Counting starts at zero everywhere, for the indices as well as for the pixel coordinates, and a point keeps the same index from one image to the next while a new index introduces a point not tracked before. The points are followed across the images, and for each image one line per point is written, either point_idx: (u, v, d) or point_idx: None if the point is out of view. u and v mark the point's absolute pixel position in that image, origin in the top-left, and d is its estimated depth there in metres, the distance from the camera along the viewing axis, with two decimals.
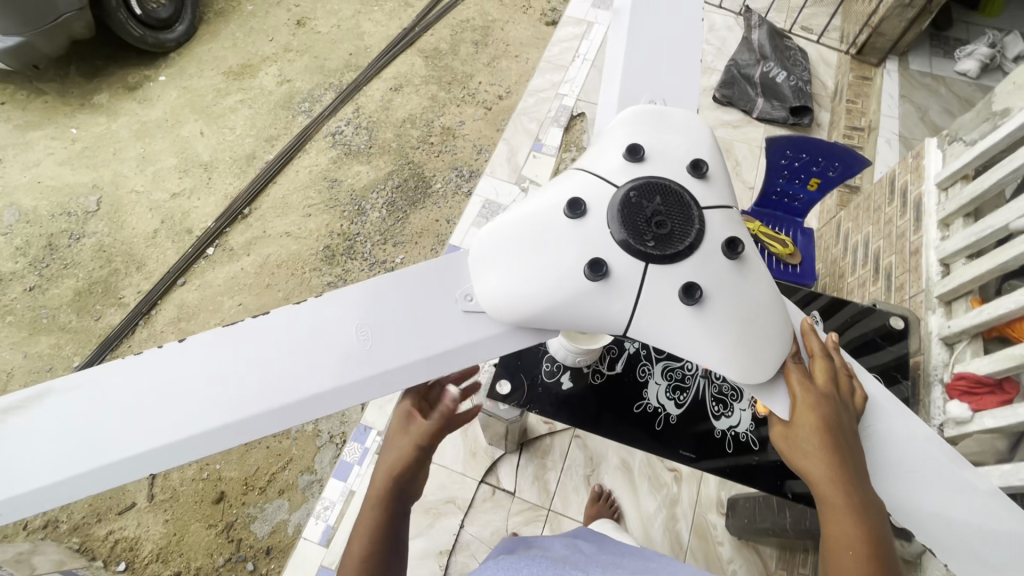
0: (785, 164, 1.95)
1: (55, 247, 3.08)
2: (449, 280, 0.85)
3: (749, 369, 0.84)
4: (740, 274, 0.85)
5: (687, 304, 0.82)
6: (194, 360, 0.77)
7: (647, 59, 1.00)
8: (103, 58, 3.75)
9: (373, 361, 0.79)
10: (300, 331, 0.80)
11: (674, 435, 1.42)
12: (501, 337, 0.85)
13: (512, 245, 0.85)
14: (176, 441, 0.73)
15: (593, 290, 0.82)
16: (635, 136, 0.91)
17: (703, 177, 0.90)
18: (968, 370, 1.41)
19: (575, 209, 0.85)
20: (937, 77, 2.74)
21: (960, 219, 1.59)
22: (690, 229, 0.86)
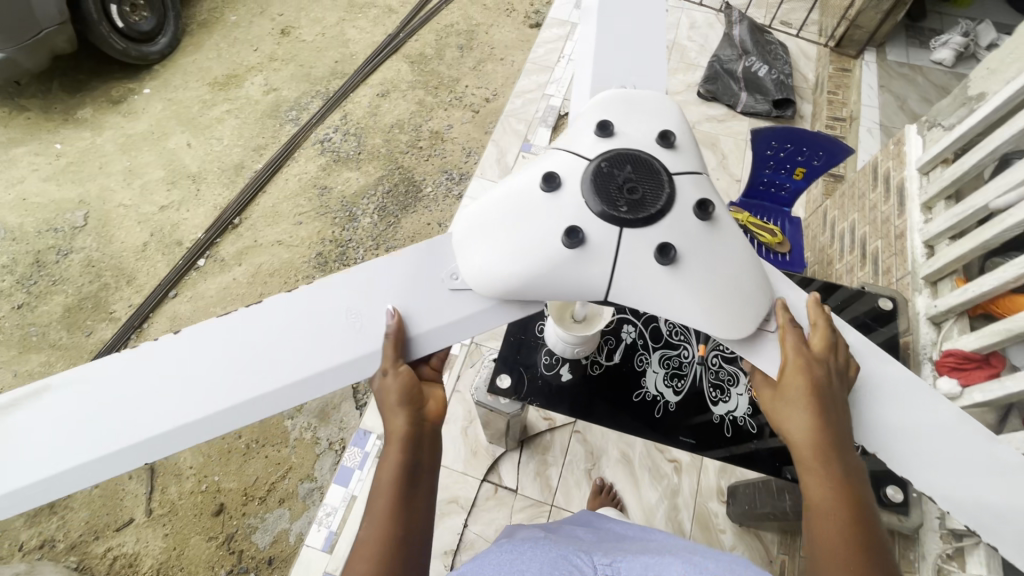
0: (770, 154, 1.99)
1: (43, 263, 3.04)
2: (431, 261, 0.87)
3: (729, 325, 0.84)
4: (712, 234, 0.86)
5: (662, 264, 0.82)
6: (189, 350, 0.77)
7: (617, 41, 1.00)
8: (86, 73, 3.72)
9: (362, 339, 0.81)
10: (293, 315, 0.81)
11: (674, 422, 1.43)
12: (486, 313, 0.86)
13: (490, 223, 0.86)
14: (177, 426, 0.74)
15: (570, 257, 0.82)
16: (606, 112, 0.92)
17: (672, 146, 0.91)
18: (956, 346, 1.45)
19: (550, 182, 0.85)
20: (914, 67, 2.80)
21: (941, 201, 1.63)
22: (662, 194, 0.86)
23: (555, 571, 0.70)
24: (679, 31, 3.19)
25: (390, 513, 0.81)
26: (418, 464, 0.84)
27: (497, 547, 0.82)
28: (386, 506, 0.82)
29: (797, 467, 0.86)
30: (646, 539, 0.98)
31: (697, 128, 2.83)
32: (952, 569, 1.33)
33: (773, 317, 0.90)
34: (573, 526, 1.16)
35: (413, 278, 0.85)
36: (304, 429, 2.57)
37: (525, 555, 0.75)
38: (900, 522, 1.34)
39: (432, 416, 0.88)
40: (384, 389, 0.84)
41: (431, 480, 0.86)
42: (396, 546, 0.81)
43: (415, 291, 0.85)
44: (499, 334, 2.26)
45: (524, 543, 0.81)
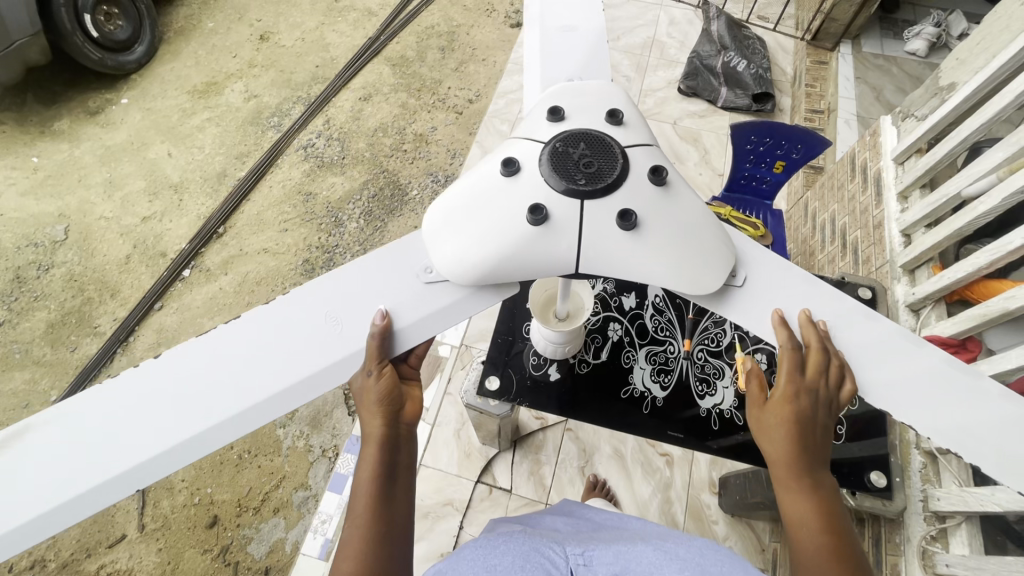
0: (750, 148, 2.01)
1: (23, 279, 3.00)
2: (402, 256, 0.87)
3: (695, 279, 0.84)
4: (670, 199, 0.87)
5: (625, 228, 0.83)
6: (172, 374, 0.77)
7: (565, 31, 1.00)
8: (62, 84, 3.67)
9: (342, 338, 0.82)
10: (270, 326, 0.81)
11: (662, 417, 1.45)
12: (463, 302, 0.86)
13: (453, 212, 0.86)
14: (171, 446, 0.74)
15: (536, 234, 0.83)
16: (556, 100, 0.93)
17: (621, 123, 0.91)
18: (934, 332, 1.47)
19: (509, 166, 0.86)
20: (889, 58, 2.85)
21: (916, 190, 1.67)
22: (617, 165, 0.86)
23: (527, 564, 0.70)
24: (658, 28, 3.21)
25: (367, 516, 0.86)
26: (395, 463, 0.89)
27: (470, 542, 0.81)
28: (365, 506, 0.86)
29: (773, 483, 0.94)
30: (623, 526, 1.03)
31: (679, 124, 2.85)
32: (936, 550, 1.36)
33: (739, 270, 0.88)
34: (553, 517, 1.18)
35: (385, 271, 0.86)
36: (297, 438, 2.55)
37: (499, 548, 0.75)
38: (884, 506, 1.37)
39: (407, 417, 0.93)
40: (363, 390, 0.88)
41: (407, 480, 0.92)
42: (378, 539, 0.85)
43: (388, 284, 0.85)
44: (488, 335, 2.27)
45: (498, 537, 0.81)
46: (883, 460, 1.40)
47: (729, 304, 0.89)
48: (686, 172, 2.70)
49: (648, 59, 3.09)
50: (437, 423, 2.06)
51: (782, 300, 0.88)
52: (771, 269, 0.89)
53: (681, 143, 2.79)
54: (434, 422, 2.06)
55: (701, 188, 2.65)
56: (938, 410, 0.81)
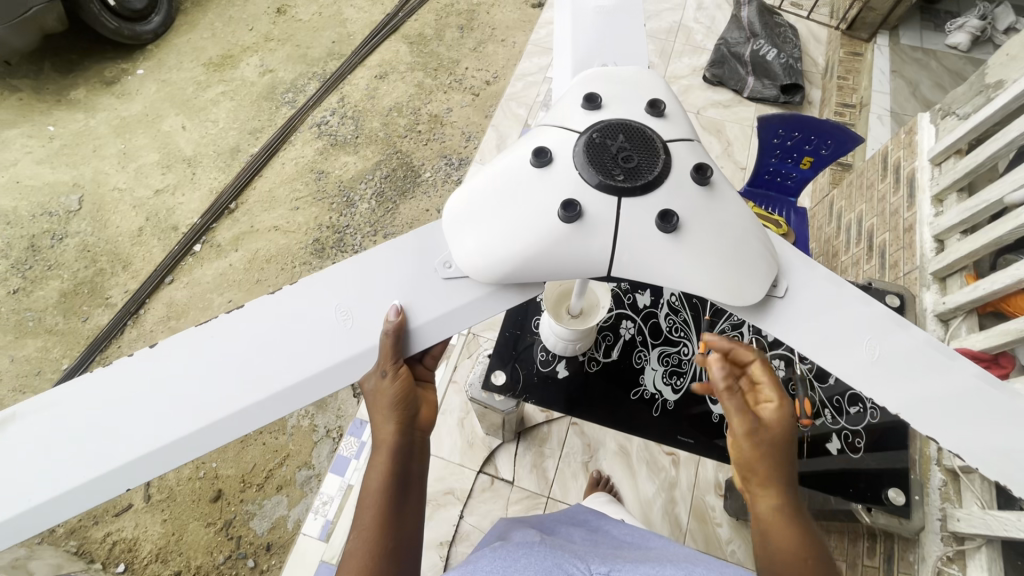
0: (777, 142, 1.92)
1: (38, 248, 3.01)
2: (423, 250, 0.83)
3: (734, 288, 0.79)
4: (713, 200, 0.81)
5: (664, 231, 0.77)
6: (168, 366, 0.74)
7: (602, 12, 0.94)
8: (78, 52, 3.65)
9: (355, 335, 0.79)
10: (275, 319, 0.78)
11: (672, 421, 1.41)
12: (484, 300, 0.83)
13: (479, 205, 0.81)
14: (167, 444, 0.71)
15: (569, 232, 0.78)
16: (593, 86, 0.87)
17: (662, 116, 0.85)
18: (963, 346, 1.41)
19: (541, 156, 0.80)
20: (928, 51, 2.71)
21: (953, 194, 1.58)
22: (657, 161, 0.81)
23: None
24: (686, 12, 3.09)
25: (376, 528, 0.83)
26: (407, 471, 0.87)
27: (486, 554, 0.79)
28: (373, 517, 0.83)
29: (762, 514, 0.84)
30: (646, 545, 1.02)
31: (702, 113, 2.75)
32: (953, 572, 1.32)
33: (782, 280, 0.84)
34: (572, 530, 1.17)
35: (405, 264, 0.82)
36: (302, 417, 2.56)
37: (520, 562, 0.73)
38: (900, 524, 1.32)
39: (422, 422, 0.92)
40: (376, 392, 0.85)
41: (420, 490, 0.90)
42: (387, 552, 0.83)
43: (409, 280, 0.81)
44: (496, 324, 2.23)
45: (518, 550, 0.79)
46: (901, 476, 1.35)
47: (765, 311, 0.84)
48: None
49: (673, 45, 2.98)
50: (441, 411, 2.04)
51: (824, 309, 0.83)
52: (820, 280, 0.84)
53: (703, 134, 2.69)
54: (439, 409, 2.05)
55: None
56: (962, 423, 0.77)
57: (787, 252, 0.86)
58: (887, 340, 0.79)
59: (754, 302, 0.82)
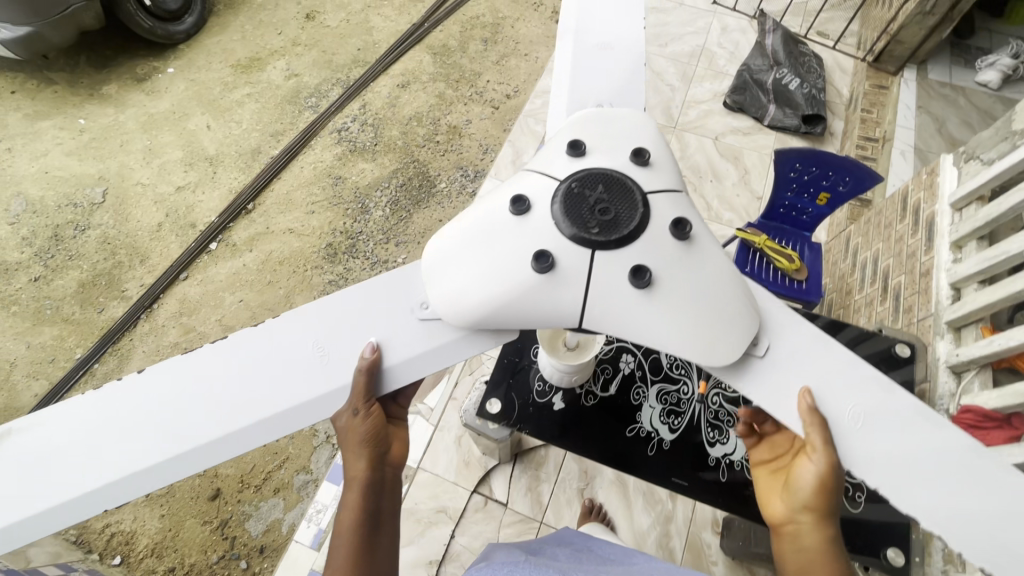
0: (794, 177, 1.89)
1: (61, 238, 3.09)
2: (401, 289, 0.83)
3: (711, 350, 0.77)
4: (691, 254, 0.80)
5: (638, 287, 0.77)
6: (153, 391, 0.75)
7: (600, 49, 0.94)
8: (112, 49, 3.76)
9: (329, 370, 0.79)
10: (257, 350, 0.78)
11: (667, 462, 1.38)
12: (456, 344, 0.82)
13: (455, 247, 0.81)
14: (140, 469, 0.72)
15: (541, 282, 0.78)
16: (578, 131, 0.88)
17: (646, 165, 0.85)
18: (975, 403, 1.37)
19: (519, 205, 0.81)
20: (957, 87, 2.66)
21: (974, 241, 1.53)
22: (635, 215, 0.81)
23: None
24: (710, 36, 3.07)
25: (346, 566, 0.85)
26: (378, 508, 0.89)
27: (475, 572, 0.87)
28: (345, 555, 0.85)
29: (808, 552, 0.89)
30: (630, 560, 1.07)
31: (721, 139, 2.73)
32: None
33: (762, 339, 0.82)
34: (557, 549, 1.16)
35: (381, 303, 0.83)
36: None
37: None
38: None
39: (393, 460, 0.94)
40: (347, 429, 0.86)
41: (392, 523, 0.92)
42: None
43: (384, 318, 0.82)
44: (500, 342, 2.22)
45: (504, 568, 0.86)
46: (901, 536, 1.31)
47: (748, 369, 0.81)
48: (723, 191, 2.59)
49: (695, 68, 2.96)
50: (439, 427, 2.04)
51: (804, 376, 0.81)
52: (798, 340, 0.82)
53: (720, 161, 2.67)
54: (436, 426, 2.04)
55: (736, 211, 2.54)
56: (932, 487, 0.74)
57: (771, 308, 0.84)
58: (855, 394, 0.79)
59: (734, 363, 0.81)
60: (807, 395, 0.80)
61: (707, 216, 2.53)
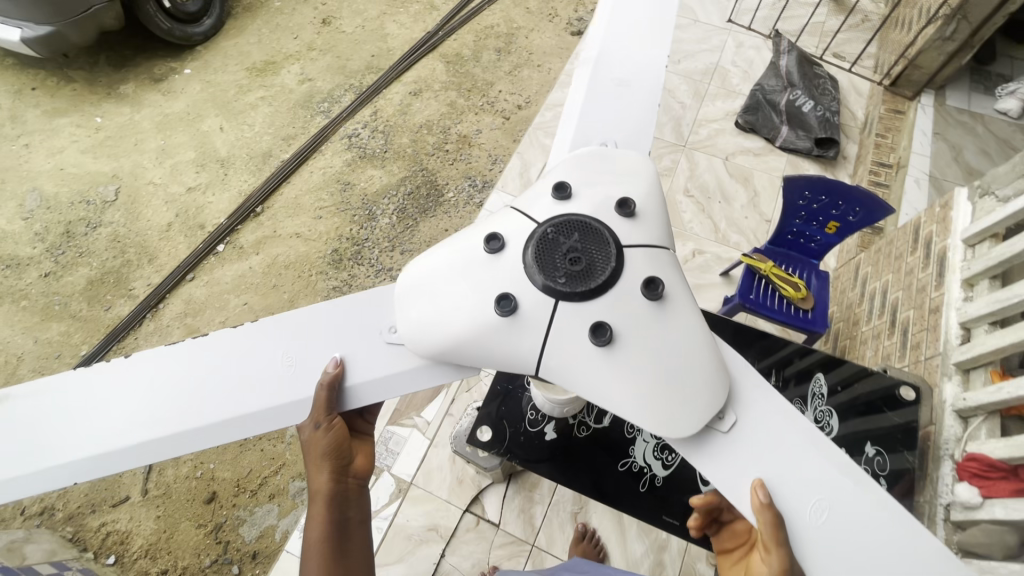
0: (802, 205, 1.87)
1: (72, 234, 3.13)
2: (376, 314, 0.85)
3: (667, 417, 0.77)
4: (661, 313, 0.82)
5: (596, 343, 0.80)
6: (130, 378, 0.76)
7: (618, 85, 1.02)
8: (132, 49, 3.81)
9: (297, 382, 0.80)
10: (235, 351, 0.80)
11: (660, 496, 1.50)
12: (416, 373, 0.84)
13: (431, 281, 0.85)
14: (104, 452, 0.73)
15: (502, 326, 0.82)
16: (565, 174, 0.93)
17: (630, 216, 0.90)
18: (980, 451, 1.38)
19: (493, 243, 0.86)
20: (975, 114, 2.61)
21: (985, 280, 1.50)
22: (607, 267, 0.84)
23: None
24: (724, 54, 3.04)
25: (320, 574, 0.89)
26: (344, 519, 0.90)
27: None
28: (318, 566, 0.89)
29: None
30: None
31: (731, 160, 2.70)
32: None
33: (727, 416, 0.81)
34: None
35: (356, 327, 0.84)
36: None
37: None
38: None
39: (357, 470, 0.94)
40: (311, 441, 0.85)
41: (362, 530, 0.95)
42: None
43: (352, 338, 0.84)
44: None
45: None
46: None
47: (707, 447, 0.79)
48: (731, 213, 2.56)
49: (708, 87, 2.93)
50: (435, 443, 2.03)
51: (766, 460, 0.78)
52: (762, 416, 0.81)
53: (729, 182, 2.63)
54: (432, 441, 2.03)
55: (744, 233, 2.51)
56: None
57: (741, 376, 0.83)
58: (819, 484, 0.76)
59: (692, 436, 0.79)
60: (761, 489, 0.76)
61: (714, 237, 2.50)
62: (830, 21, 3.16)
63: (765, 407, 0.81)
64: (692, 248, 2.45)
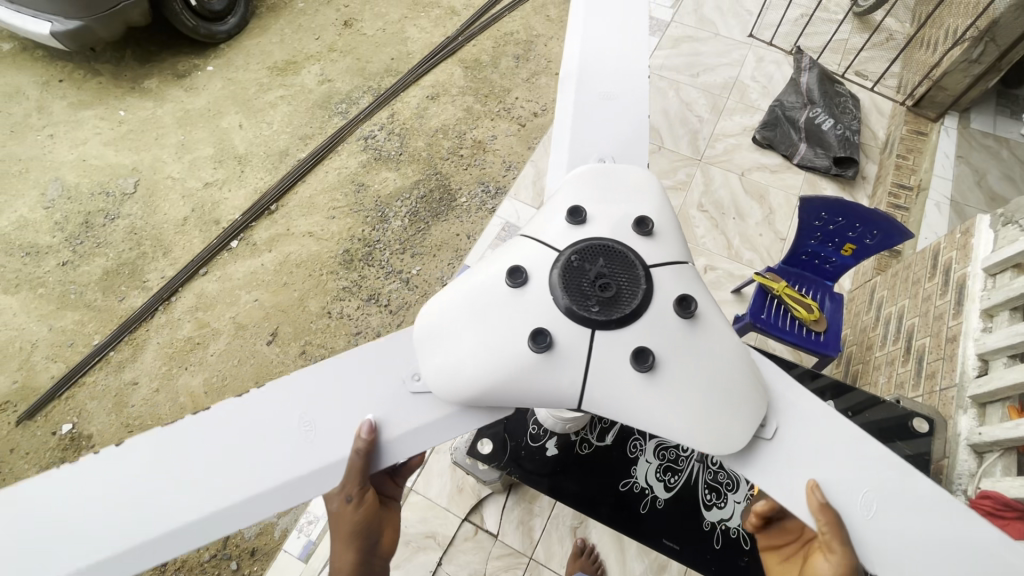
0: (818, 225, 1.84)
1: (91, 225, 3.18)
2: (396, 360, 0.88)
3: (715, 436, 0.84)
4: (691, 332, 0.89)
5: (639, 370, 0.85)
6: (143, 462, 0.77)
7: (605, 99, 1.10)
8: (158, 45, 3.88)
9: (319, 447, 0.81)
10: (245, 422, 0.81)
11: (660, 517, 1.50)
12: (451, 420, 0.87)
13: (454, 315, 0.89)
14: (129, 547, 0.73)
15: (540, 359, 0.86)
16: (578, 199, 0.99)
17: (649, 234, 0.96)
18: (995, 490, 1.35)
19: (516, 277, 0.90)
20: (1000, 139, 2.57)
21: (1006, 311, 1.46)
22: (638, 290, 0.90)
23: None
24: (744, 69, 3.02)
25: None
26: None
27: None
28: None
29: None
30: None
31: (747, 176, 2.67)
32: None
33: (769, 423, 0.88)
34: None
35: (382, 368, 0.87)
36: None
37: None
38: None
39: (382, 549, 1.00)
40: (338, 515, 0.92)
41: None
42: None
43: (377, 388, 0.86)
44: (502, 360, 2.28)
45: None
46: None
47: (756, 456, 0.86)
48: (745, 229, 2.53)
49: (726, 101, 2.91)
50: (437, 449, 2.01)
51: (813, 463, 0.85)
52: (798, 417, 0.88)
53: (745, 198, 2.61)
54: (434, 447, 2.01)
55: (758, 250, 2.47)
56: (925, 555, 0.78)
57: (778, 387, 0.91)
58: (858, 470, 0.83)
59: (739, 451, 0.86)
60: (817, 490, 0.82)
61: (726, 253, 2.47)
62: (854, 38, 3.12)
63: (797, 412, 0.88)
64: (703, 264, 2.43)
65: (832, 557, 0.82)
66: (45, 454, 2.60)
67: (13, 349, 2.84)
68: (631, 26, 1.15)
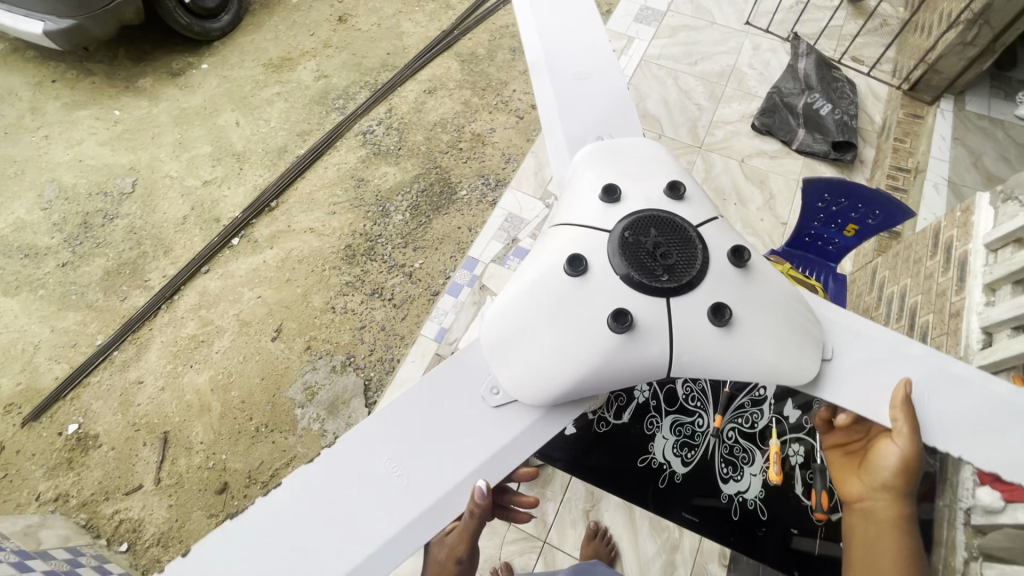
0: (821, 207, 1.86)
1: (89, 225, 3.16)
2: (470, 380, 0.87)
3: (795, 368, 0.87)
4: (748, 282, 0.93)
5: (719, 324, 0.88)
6: (233, 554, 0.71)
7: (580, 78, 1.12)
8: (151, 44, 3.86)
9: (418, 487, 0.77)
10: (332, 485, 0.76)
11: (677, 489, 1.66)
12: (538, 423, 0.87)
13: (517, 309, 0.90)
14: None
15: (624, 338, 0.87)
16: (608, 179, 1.00)
17: (682, 196, 0.99)
18: None
19: (576, 266, 0.90)
20: (995, 120, 2.61)
21: (1008, 285, 1.49)
22: (693, 250, 0.93)
23: None
24: (741, 56, 3.04)
25: None
26: None
27: None
28: None
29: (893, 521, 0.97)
30: None
31: (747, 162, 2.70)
32: None
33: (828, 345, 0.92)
34: None
35: (456, 381, 0.86)
36: (313, 420, 2.66)
37: None
38: None
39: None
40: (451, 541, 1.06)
41: None
42: None
43: (457, 408, 0.84)
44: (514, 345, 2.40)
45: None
46: None
47: (824, 381, 0.90)
48: (747, 215, 2.56)
49: (724, 89, 2.93)
50: None
51: (881, 372, 0.89)
52: (852, 337, 0.93)
53: (746, 184, 2.63)
54: None
55: (760, 235, 2.51)
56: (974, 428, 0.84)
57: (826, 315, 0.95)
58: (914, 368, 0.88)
59: (815, 376, 0.89)
60: (909, 384, 0.87)
61: None
62: (848, 24, 3.15)
63: (849, 331, 0.93)
64: None
65: (900, 444, 0.87)
66: (51, 455, 2.60)
67: (15, 351, 2.83)
68: (578, 4, 1.16)
